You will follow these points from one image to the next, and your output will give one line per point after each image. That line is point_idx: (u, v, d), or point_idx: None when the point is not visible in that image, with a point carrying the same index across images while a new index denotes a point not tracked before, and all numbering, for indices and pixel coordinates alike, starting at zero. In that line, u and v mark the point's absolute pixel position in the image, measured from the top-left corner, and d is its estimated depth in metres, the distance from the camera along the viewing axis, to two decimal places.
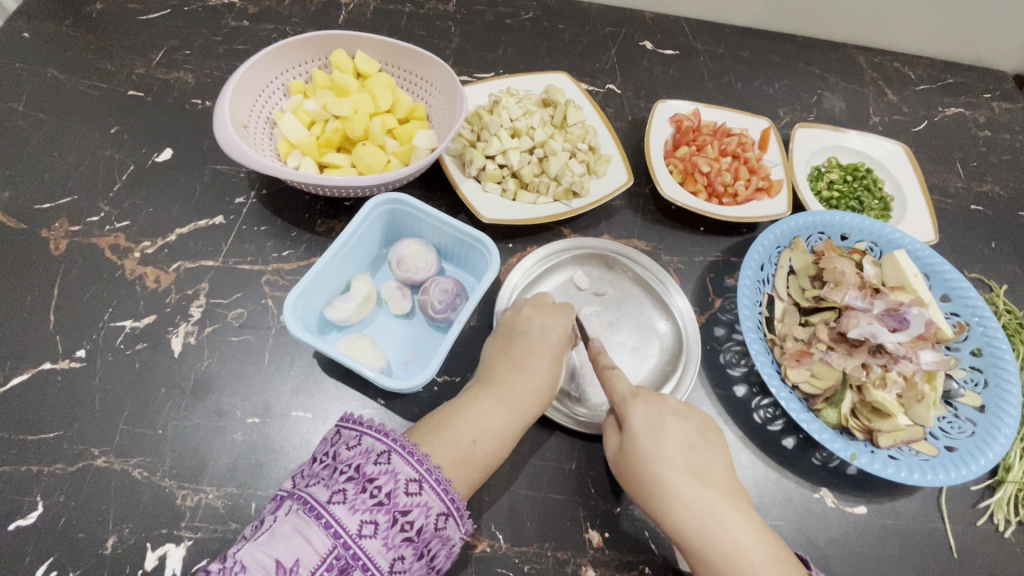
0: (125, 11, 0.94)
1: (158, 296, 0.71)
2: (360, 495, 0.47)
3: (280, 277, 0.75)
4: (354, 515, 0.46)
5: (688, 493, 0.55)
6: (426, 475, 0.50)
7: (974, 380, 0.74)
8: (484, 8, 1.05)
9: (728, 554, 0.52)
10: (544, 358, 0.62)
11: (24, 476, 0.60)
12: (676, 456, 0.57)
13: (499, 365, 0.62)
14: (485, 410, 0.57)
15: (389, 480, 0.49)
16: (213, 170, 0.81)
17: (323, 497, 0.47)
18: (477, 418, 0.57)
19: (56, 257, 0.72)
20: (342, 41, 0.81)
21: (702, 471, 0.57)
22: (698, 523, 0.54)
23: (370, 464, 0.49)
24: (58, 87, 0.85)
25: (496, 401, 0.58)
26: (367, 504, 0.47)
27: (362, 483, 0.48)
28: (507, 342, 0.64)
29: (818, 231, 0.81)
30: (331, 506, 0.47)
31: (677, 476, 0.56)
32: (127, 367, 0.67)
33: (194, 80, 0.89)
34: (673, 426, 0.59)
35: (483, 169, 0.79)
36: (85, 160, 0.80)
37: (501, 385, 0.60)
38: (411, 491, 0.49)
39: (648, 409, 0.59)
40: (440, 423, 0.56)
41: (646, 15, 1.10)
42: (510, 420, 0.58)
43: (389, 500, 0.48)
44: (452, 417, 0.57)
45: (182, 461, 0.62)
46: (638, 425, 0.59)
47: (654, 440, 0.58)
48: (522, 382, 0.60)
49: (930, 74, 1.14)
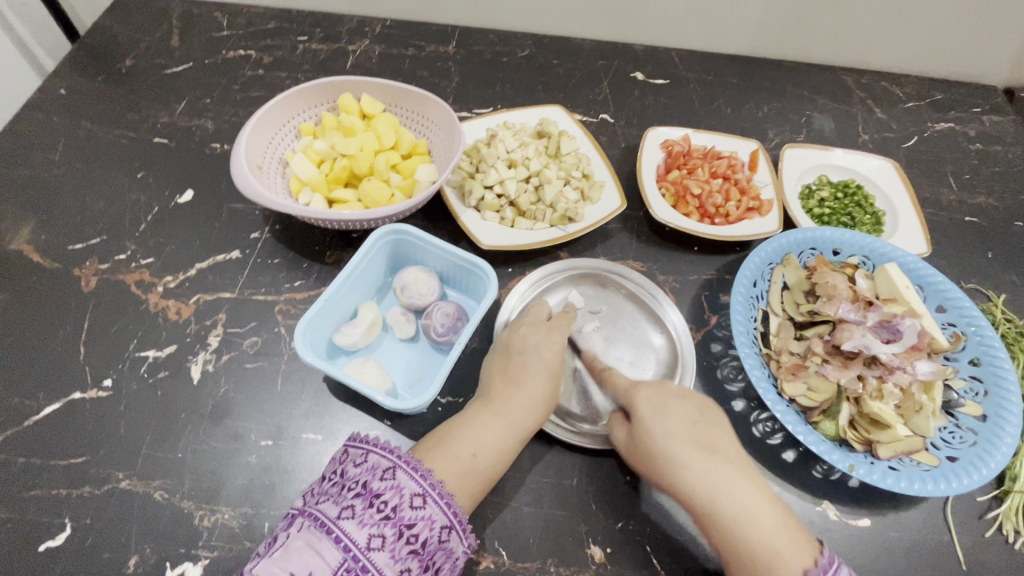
0: (151, 67, 1.02)
1: (179, 327, 0.76)
2: (368, 510, 0.50)
3: (292, 306, 0.79)
4: (362, 529, 0.49)
5: (696, 464, 0.58)
6: (429, 488, 0.53)
7: (974, 390, 0.74)
8: (482, 48, 1.12)
9: (736, 513, 0.56)
10: (544, 365, 0.65)
11: (55, 499, 0.64)
12: (680, 433, 0.61)
13: (496, 381, 0.65)
14: (485, 424, 0.60)
15: (394, 495, 0.51)
16: (230, 209, 0.87)
17: (333, 513, 0.50)
18: (476, 432, 0.60)
19: (86, 293, 0.78)
20: (348, 86, 0.87)
21: (708, 444, 0.61)
22: (706, 491, 0.57)
23: (376, 481, 0.52)
24: (91, 137, 0.93)
25: (494, 415, 0.61)
26: (374, 518, 0.50)
27: (369, 499, 0.51)
28: (502, 360, 0.66)
29: (810, 247, 0.83)
30: (340, 520, 0.49)
31: (682, 448, 0.59)
32: (150, 394, 0.71)
33: (213, 126, 0.96)
34: (676, 405, 0.63)
35: (482, 199, 0.83)
36: (114, 203, 0.86)
37: (500, 402, 0.62)
38: (416, 505, 0.52)
39: (650, 394, 0.64)
40: (441, 439, 0.59)
41: (636, 48, 1.16)
42: (507, 434, 0.60)
43: (395, 513, 0.51)
44: (455, 430, 0.60)
45: (200, 483, 0.66)
46: (642, 408, 0.63)
47: (659, 420, 0.62)
48: (521, 401, 0.62)
49: (918, 92, 1.17)
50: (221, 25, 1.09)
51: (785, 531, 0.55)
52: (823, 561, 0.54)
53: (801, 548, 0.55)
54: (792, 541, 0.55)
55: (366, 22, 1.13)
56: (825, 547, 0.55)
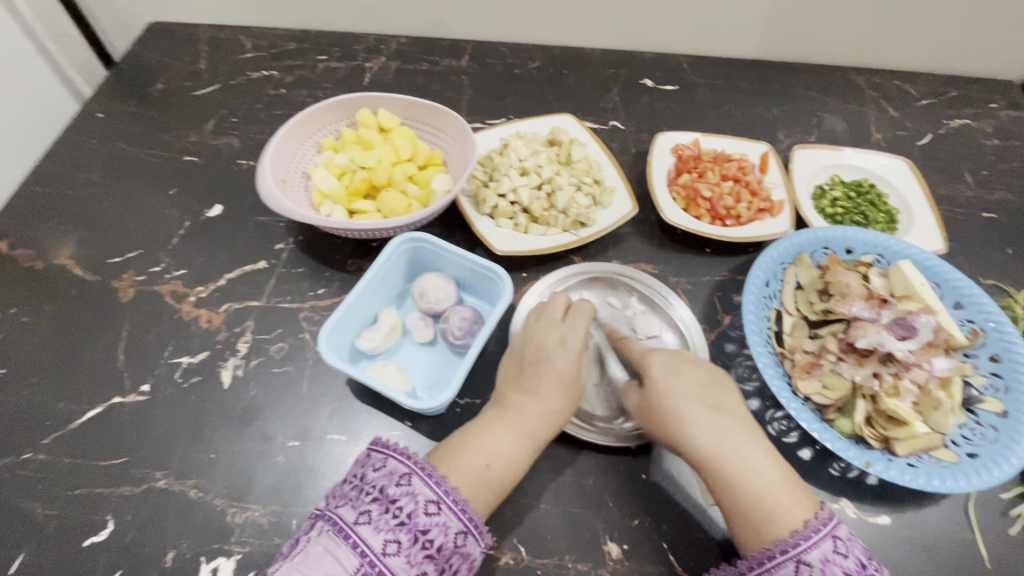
0: (181, 89, 1.08)
1: (210, 335, 0.80)
2: (384, 516, 0.52)
3: (316, 313, 0.83)
4: (378, 535, 0.52)
5: (705, 420, 0.61)
6: (443, 496, 0.55)
7: (994, 386, 0.74)
8: (494, 61, 1.15)
9: (740, 467, 0.59)
10: (553, 377, 0.66)
11: (98, 497, 0.67)
12: (691, 393, 0.64)
13: (510, 391, 0.66)
14: (497, 434, 0.62)
15: (409, 501, 0.54)
16: (256, 222, 0.91)
17: (351, 519, 0.53)
18: (490, 441, 0.61)
19: (124, 304, 0.82)
20: (366, 102, 0.91)
21: (718, 405, 0.64)
22: (715, 446, 0.60)
23: (392, 486, 0.54)
24: (127, 157, 0.98)
25: (506, 428, 0.63)
26: (390, 524, 0.52)
27: (385, 505, 0.53)
28: (515, 369, 0.68)
29: (823, 246, 0.84)
30: (358, 526, 0.52)
31: (693, 407, 0.62)
32: (184, 398, 0.74)
33: (239, 144, 1.01)
34: (688, 369, 0.66)
35: (496, 207, 0.86)
36: (148, 219, 0.91)
37: (514, 411, 0.64)
38: (430, 512, 0.54)
39: (664, 358, 0.67)
40: (455, 446, 0.61)
41: (645, 55, 1.18)
42: (518, 446, 0.62)
43: (410, 520, 0.53)
44: (468, 440, 0.62)
45: (232, 482, 0.69)
46: (656, 370, 0.65)
47: (671, 380, 0.64)
48: (531, 420, 0.63)
49: (931, 90, 1.17)
50: (245, 47, 1.15)
51: (785, 485, 0.58)
52: (822, 514, 0.57)
53: (799, 503, 0.57)
54: (793, 496, 0.58)
55: (382, 40, 1.17)
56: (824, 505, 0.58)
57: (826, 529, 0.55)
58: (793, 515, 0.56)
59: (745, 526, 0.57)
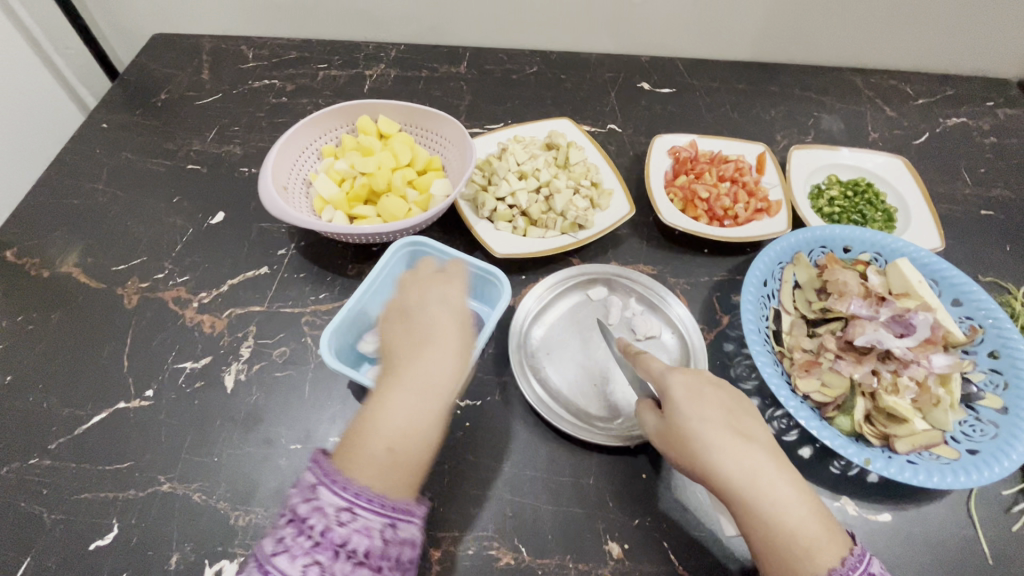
0: (184, 99, 1.10)
1: (214, 340, 0.81)
2: (298, 540, 0.46)
3: (318, 317, 0.83)
4: (295, 562, 0.45)
5: (736, 449, 0.55)
6: (355, 500, 0.47)
7: (994, 382, 0.74)
8: (493, 67, 1.17)
9: (775, 502, 0.53)
10: (449, 331, 0.60)
11: (104, 501, 0.68)
12: (718, 418, 0.58)
13: (400, 351, 0.59)
14: (394, 401, 0.54)
15: (320, 517, 0.46)
16: (259, 228, 0.92)
17: (268, 550, 0.46)
18: (391, 416, 0.53)
19: (129, 310, 0.83)
20: (366, 109, 0.92)
21: (744, 431, 0.58)
22: (747, 478, 0.54)
23: (302, 504, 0.47)
24: (132, 166, 1.00)
25: (407, 392, 0.54)
26: (305, 547, 0.45)
27: (297, 526, 0.46)
28: (403, 326, 0.62)
29: (820, 245, 0.84)
30: (274, 558, 0.45)
31: (723, 435, 0.56)
32: (188, 403, 0.75)
33: (242, 152, 1.02)
34: (713, 393, 0.60)
35: (495, 210, 0.87)
36: (152, 227, 0.92)
37: (407, 372, 0.56)
38: (345, 520, 0.47)
39: (688, 379, 0.61)
40: (354, 438, 0.52)
41: (641, 59, 1.19)
42: (427, 405, 0.54)
43: (325, 536, 0.46)
44: (368, 423, 0.53)
45: (235, 485, 0.69)
46: (680, 394, 0.59)
47: (696, 405, 0.58)
48: (437, 376, 0.56)
49: (928, 89, 1.17)
50: (247, 57, 1.16)
51: (818, 519, 0.54)
52: (857, 550, 0.53)
53: (833, 538, 0.53)
54: (827, 532, 0.53)
55: (382, 48, 1.19)
56: (855, 544, 0.54)
57: (863, 566, 0.52)
58: (829, 552, 0.52)
59: (779, 564, 0.52)
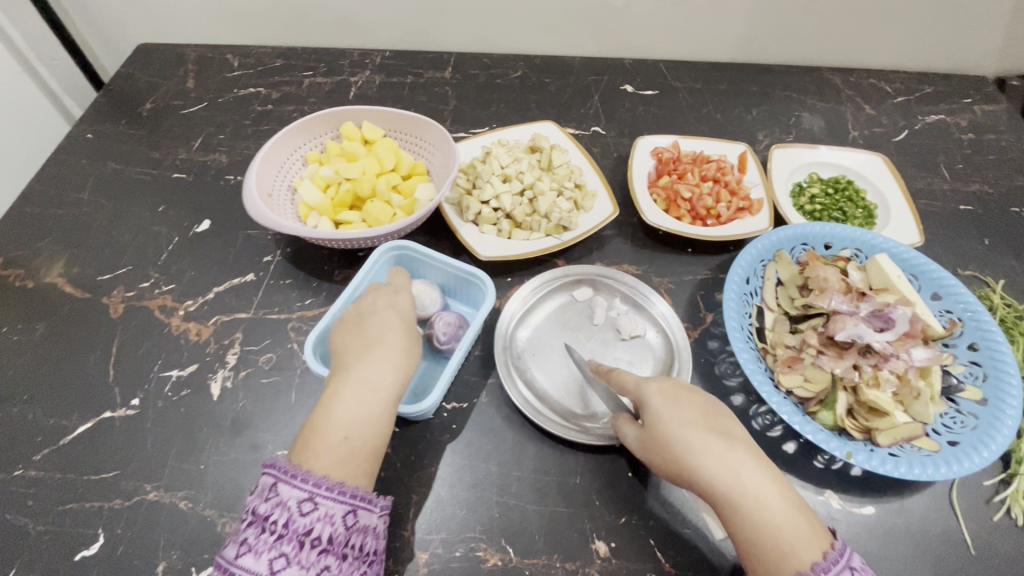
0: (169, 108, 1.10)
1: (200, 347, 0.81)
2: (261, 537, 0.49)
3: (304, 323, 0.84)
4: (261, 558, 0.48)
5: (717, 449, 0.55)
6: (316, 489, 0.52)
7: (974, 374, 0.74)
8: (477, 72, 1.17)
9: (759, 499, 0.53)
10: (398, 328, 0.63)
11: (90, 510, 0.68)
12: (695, 420, 0.58)
13: (353, 350, 0.62)
14: (344, 396, 0.57)
15: (282, 512, 0.50)
16: (244, 235, 0.93)
17: (231, 555, 0.49)
18: (342, 411, 0.56)
19: (114, 319, 0.83)
20: (350, 115, 0.93)
21: (725, 430, 0.58)
22: (728, 475, 0.54)
23: (263, 504, 0.51)
24: (117, 175, 1.00)
25: (356, 387, 0.57)
26: (270, 542, 0.49)
27: (260, 525, 0.50)
28: (355, 326, 0.65)
29: (801, 243, 0.85)
30: (238, 559, 0.49)
31: (703, 435, 0.56)
32: (174, 411, 0.75)
33: (228, 159, 1.03)
34: (688, 397, 0.61)
35: (479, 213, 0.87)
36: (138, 236, 0.92)
37: (357, 368, 0.59)
38: (306, 511, 0.51)
39: (662, 386, 0.62)
40: (309, 433, 0.55)
41: (625, 62, 1.20)
42: (376, 398, 0.57)
43: (289, 528, 0.50)
44: (321, 418, 0.56)
45: (222, 492, 0.69)
46: (656, 401, 0.61)
47: (674, 410, 0.59)
48: (383, 371, 0.59)
49: (907, 86, 1.19)
50: (232, 65, 1.17)
51: (801, 514, 0.54)
52: (837, 545, 0.53)
53: (816, 535, 0.53)
54: (811, 529, 0.53)
55: (367, 54, 1.19)
56: (834, 539, 0.53)
57: (843, 561, 0.52)
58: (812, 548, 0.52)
59: (763, 559, 0.53)
